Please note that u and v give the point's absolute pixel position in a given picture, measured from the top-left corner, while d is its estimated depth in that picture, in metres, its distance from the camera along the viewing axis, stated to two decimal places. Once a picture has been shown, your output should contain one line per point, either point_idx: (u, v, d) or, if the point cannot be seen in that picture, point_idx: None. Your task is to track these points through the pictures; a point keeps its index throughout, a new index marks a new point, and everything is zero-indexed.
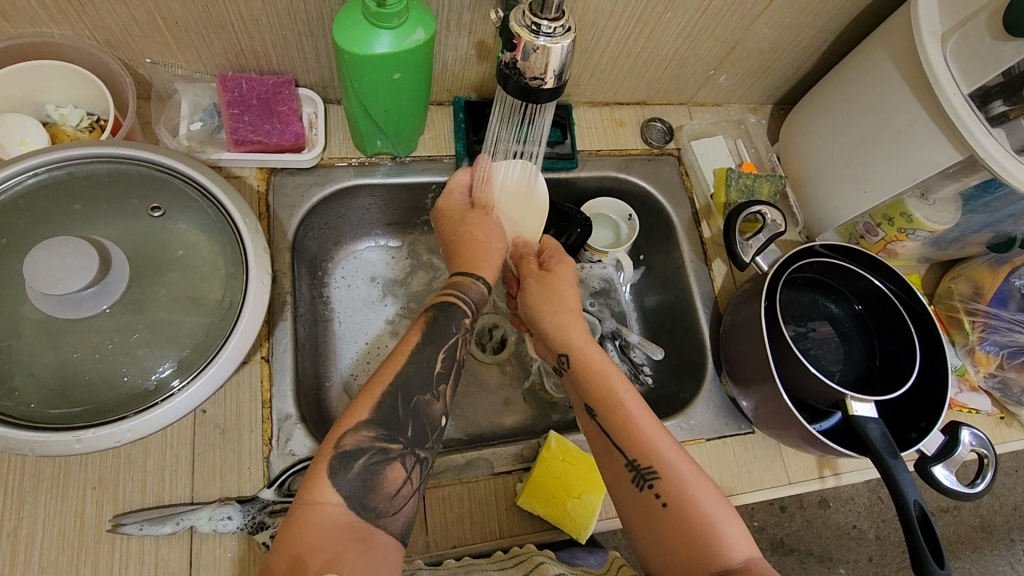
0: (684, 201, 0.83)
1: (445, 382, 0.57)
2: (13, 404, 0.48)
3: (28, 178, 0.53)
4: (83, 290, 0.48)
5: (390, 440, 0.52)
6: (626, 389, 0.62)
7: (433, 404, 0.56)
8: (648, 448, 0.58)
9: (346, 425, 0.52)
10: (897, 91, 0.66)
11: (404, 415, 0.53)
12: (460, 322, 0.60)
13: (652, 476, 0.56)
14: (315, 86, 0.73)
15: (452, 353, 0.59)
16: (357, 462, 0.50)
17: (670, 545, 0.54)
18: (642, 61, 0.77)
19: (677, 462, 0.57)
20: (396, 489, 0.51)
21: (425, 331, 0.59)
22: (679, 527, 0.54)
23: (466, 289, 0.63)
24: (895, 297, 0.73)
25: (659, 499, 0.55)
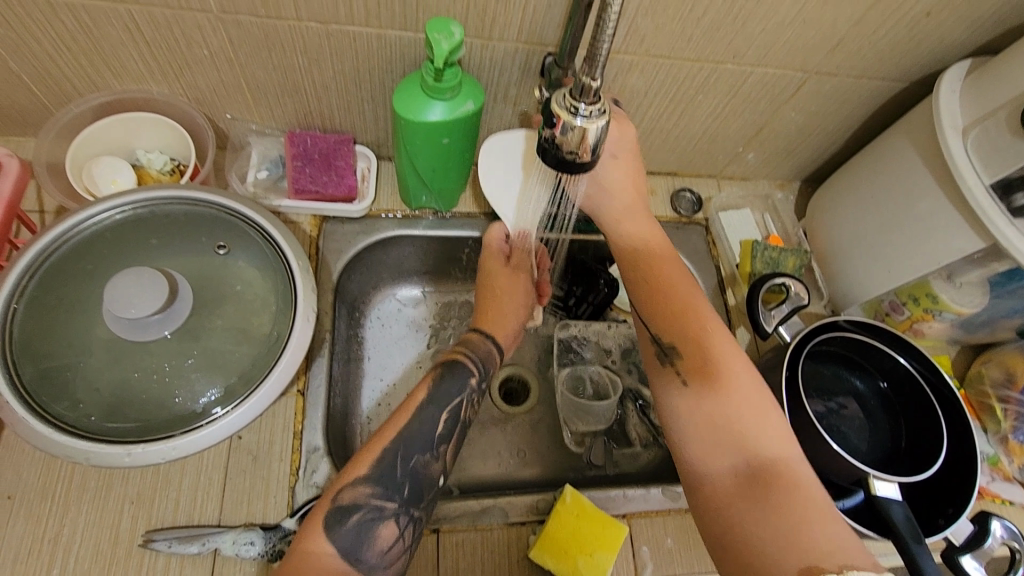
0: (709, 269, 0.86)
1: (446, 443, 0.61)
2: (76, 415, 0.53)
3: (116, 215, 0.60)
4: (150, 316, 0.53)
5: (386, 498, 0.56)
6: (667, 278, 0.70)
7: (431, 464, 0.59)
8: (671, 326, 0.67)
9: (346, 478, 0.56)
10: (920, 177, 0.69)
11: (401, 474, 0.57)
12: (466, 383, 0.65)
13: (674, 354, 0.65)
14: (371, 145, 0.80)
15: (456, 412, 0.63)
16: (352, 516, 0.54)
17: (694, 432, 0.60)
18: (674, 136, 0.82)
19: (705, 346, 0.65)
20: (388, 545, 0.54)
21: (430, 391, 0.63)
22: (703, 389, 0.62)
23: (475, 347, 0.70)
24: (920, 376, 0.73)
25: (680, 376, 0.64)
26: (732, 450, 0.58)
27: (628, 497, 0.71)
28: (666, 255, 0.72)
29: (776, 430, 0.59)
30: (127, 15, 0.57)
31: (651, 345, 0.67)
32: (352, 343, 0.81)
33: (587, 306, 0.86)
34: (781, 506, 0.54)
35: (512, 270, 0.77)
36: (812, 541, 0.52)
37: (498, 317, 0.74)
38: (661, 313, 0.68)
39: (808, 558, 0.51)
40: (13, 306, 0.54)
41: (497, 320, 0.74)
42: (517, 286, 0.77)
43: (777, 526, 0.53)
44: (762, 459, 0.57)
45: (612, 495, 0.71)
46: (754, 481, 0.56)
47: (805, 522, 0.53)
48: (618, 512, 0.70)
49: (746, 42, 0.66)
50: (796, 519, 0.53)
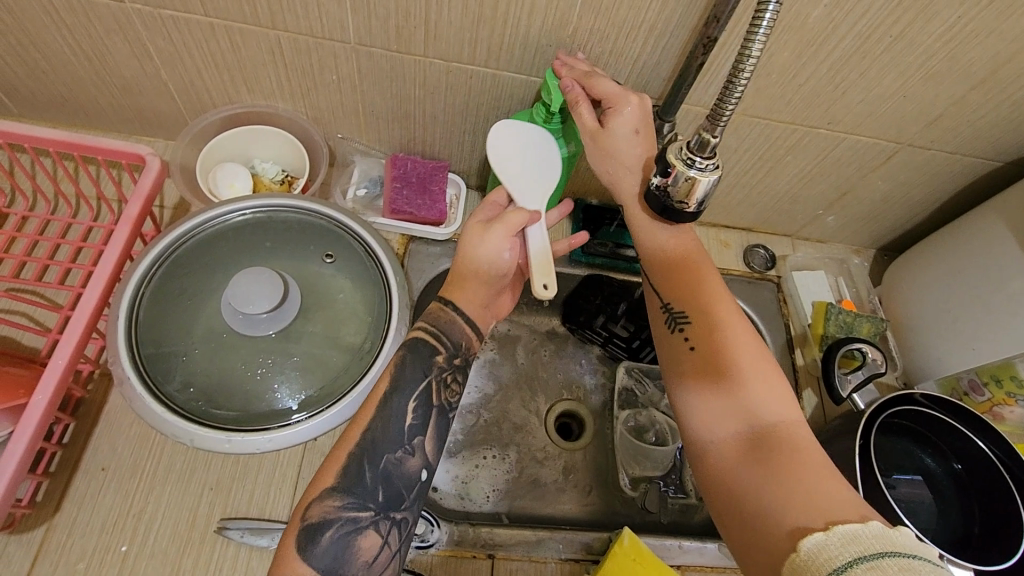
0: (780, 327, 0.86)
1: (419, 435, 0.55)
2: (185, 397, 0.56)
3: (239, 217, 0.65)
4: (261, 314, 0.56)
5: (360, 508, 0.50)
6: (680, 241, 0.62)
7: (407, 460, 0.54)
8: (683, 290, 0.60)
9: (313, 491, 0.51)
10: (1012, 258, 0.68)
11: (371, 480, 0.51)
12: (430, 362, 0.58)
13: (684, 320, 0.58)
14: (462, 173, 0.84)
15: (426, 398, 0.56)
16: (324, 535, 0.49)
17: (696, 393, 0.55)
18: (755, 192, 0.84)
19: (712, 308, 0.58)
20: (372, 557, 0.50)
21: (392, 377, 0.56)
22: (710, 354, 0.55)
23: (441, 322, 0.60)
24: (1000, 464, 0.70)
25: (687, 343, 0.57)
26: (738, 415, 0.52)
27: (684, 548, 0.71)
28: (698, 254, 0.63)
29: (787, 406, 0.52)
30: (274, 40, 0.63)
31: (659, 306, 0.61)
32: None
33: (652, 349, 0.86)
34: (787, 472, 0.47)
35: (485, 224, 0.63)
36: (827, 504, 0.44)
37: (464, 284, 0.62)
38: (675, 285, 0.60)
39: (812, 512, 0.44)
40: (142, 291, 0.60)
41: (459, 280, 0.62)
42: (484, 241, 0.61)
43: (789, 494, 0.46)
44: (768, 428, 0.51)
45: (669, 545, 0.71)
46: (760, 447, 0.50)
47: (824, 492, 0.46)
48: (673, 562, 0.70)
49: (843, 110, 0.68)
50: (810, 482, 0.46)
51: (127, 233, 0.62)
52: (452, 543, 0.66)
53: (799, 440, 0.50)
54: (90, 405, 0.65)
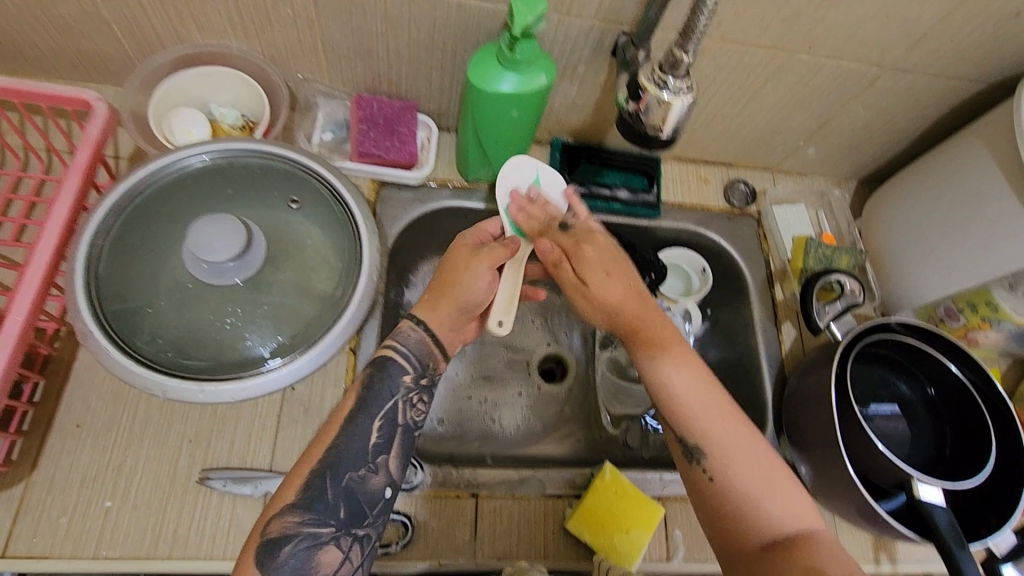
0: (759, 262, 0.86)
1: (383, 453, 0.56)
2: (154, 349, 0.55)
3: (196, 163, 0.62)
4: (226, 263, 0.54)
5: (320, 524, 0.52)
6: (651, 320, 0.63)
7: (371, 478, 0.55)
8: (692, 423, 0.58)
9: (274, 507, 0.52)
10: (993, 182, 0.67)
11: (332, 495, 0.53)
12: (398, 381, 0.59)
13: (701, 453, 0.57)
14: (432, 114, 0.81)
15: (392, 416, 0.58)
16: (283, 549, 0.50)
17: (708, 491, 0.57)
18: (735, 125, 0.82)
19: (725, 433, 0.58)
20: (334, 570, 0.52)
21: (360, 395, 0.58)
22: (726, 501, 0.56)
23: (405, 336, 0.61)
24: (972, 388, 0.72)
25: (706, 473, 0.57)
26: (757, 524, 0.54)
27: (664, 480, 0.72)
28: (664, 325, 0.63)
29: (794, 503, 0.55)
30: None
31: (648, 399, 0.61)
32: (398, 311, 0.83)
33: None
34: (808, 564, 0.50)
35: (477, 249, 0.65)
36: None
37: (436, 303, 0.62)
38: (661, 362, 0.61)
39: None
40: (100, 242, 0.57)
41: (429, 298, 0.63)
42: (474, 267, 0.63)
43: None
44: (787, 540, 0.53)
45: (649, 477, 0.72)
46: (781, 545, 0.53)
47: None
48: (654, 494, 0.71)
49: (825, 33, 0.65)
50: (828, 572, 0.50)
51: (78, 183, 0.59)
52: (435, 484, 0.67)
53: (819, 553, 0.52)
54: (59, 363, 0.64)
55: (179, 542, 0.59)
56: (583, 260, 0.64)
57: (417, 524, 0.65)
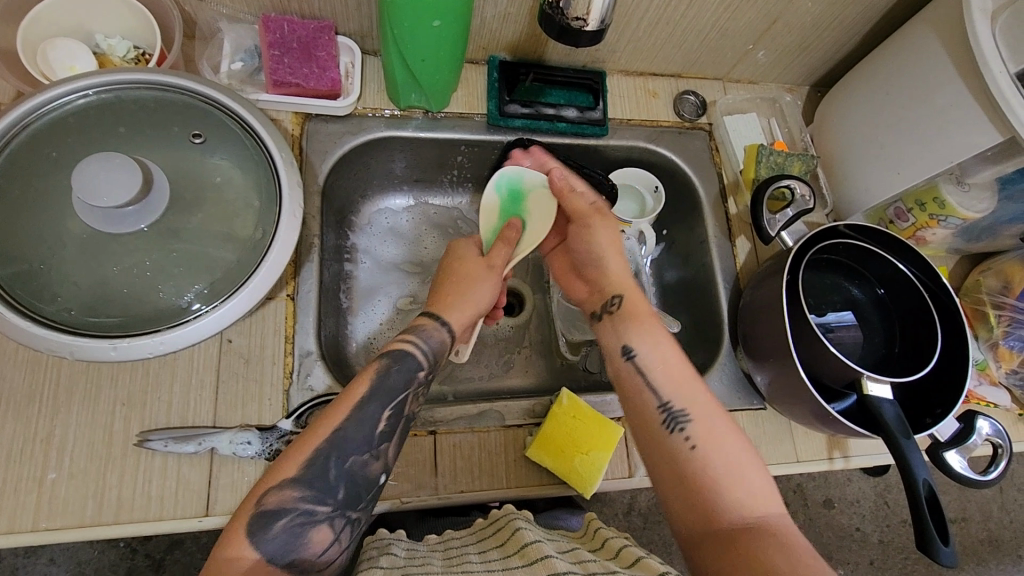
0: (712, 176, 0.83)
1: (387, 442, 0.55)
2: (55, 308, 0.50)
3: (78, 100, 0.55)
4: (125, 207, 0.49)
5: (317, 502, 0.50)
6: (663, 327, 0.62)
7: (372, 463, 0.53)
8: (684, 397, 0.57)
9: (269, 481, 0.50)
10: (942, 71, 0.65)
11: (335, 476, 0.51)
12: (414, 376, 0.57)
13: (684, 422, 0.55)
14: (354, 35, 0.74)
15: (400, 408, 0.56)
16: (278, 523, 0.48)
17: (679, 482, 0.53)
18: (680, 30, 0.77)
19: (714, 412, 0.56)
20: (323, 549, 0.50)
21: (373, 383, 0.55)
22: (704, 474, 0.53)
23: (424, 334, 0.59)
24: (919, 283, 0.72)
25: (688, 444, 0.54)
26: (732, 504, 0.51)
27: None
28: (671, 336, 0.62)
29: (772, 497, 0.52)
30: None
31: (653, 396, 0.57)
32: (340, 253, 0.79)
33: None
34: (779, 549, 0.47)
35: (490, 262, 0.65)
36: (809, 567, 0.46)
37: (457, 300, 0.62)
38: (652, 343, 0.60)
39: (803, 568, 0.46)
40: None
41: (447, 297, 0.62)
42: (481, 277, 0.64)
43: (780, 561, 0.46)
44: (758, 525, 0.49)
45: (609, 399, 0.72)
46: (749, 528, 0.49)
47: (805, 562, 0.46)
48: (613, 415, 0.71)
49: None
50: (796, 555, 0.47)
51: None
52: None
53: (785, 543, 0.48)
54: None
55: (124, 507, 0.57)
56: (572, 248, 0.70)
57: None
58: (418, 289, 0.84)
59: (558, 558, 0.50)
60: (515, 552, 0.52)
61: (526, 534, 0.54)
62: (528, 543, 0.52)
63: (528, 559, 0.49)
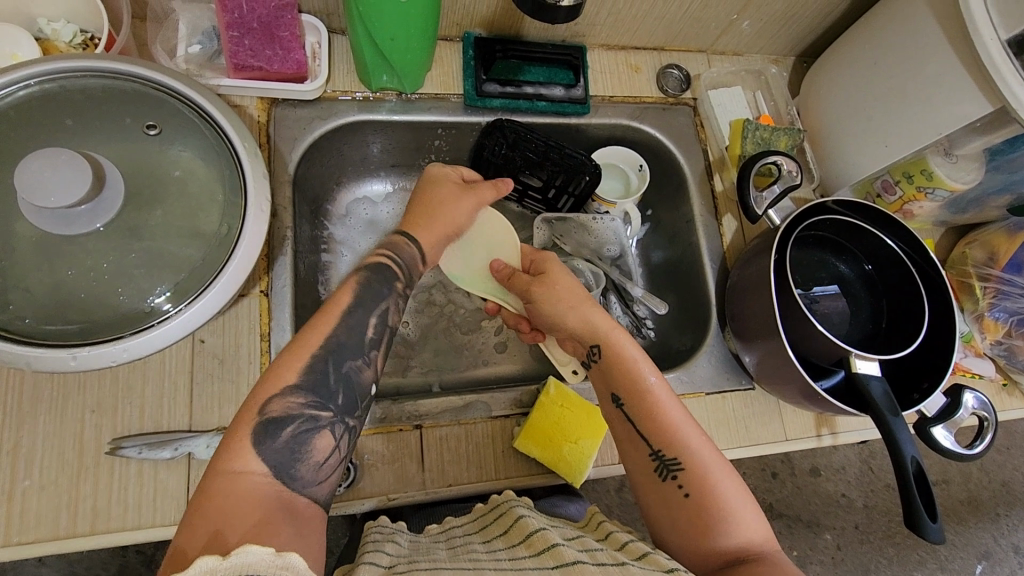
0: (697, 153, 0.81)
1: (376, 349, 0.55)
2: (8, 317, 0.47)
3: (19, 91, 0.50)
4: (76, 206, 0.46)
5: (319, 407, 0.49)
6: (648, 372, 0.61)
7: (364, 370, 0.53)
8: (674, 441, 0.56)
9: (269, 389, 0.49)
10: (931, 39, 0.63)
11: (334, 381, 0.51)
12: (392, 286, 0.59)
13: (677, 467, 0.55)
14: (319, 14, 0.70)
15: (384, 318, 0.57)
16: (284, 431, 0.47)
17: (675, 532, 0.54)
18: (662, 1, 0.74)
19: (704, 454, 0.56)
20: (325, 457, 0.48)
21: (357, 294, 0.56)
22: (700, 520, 0.53)
23: (400, 249, 0.63)
24: (907, 258, 0.72)
25: (682, 490, 0.54)
26: (731, 543, 0.52)
27: None
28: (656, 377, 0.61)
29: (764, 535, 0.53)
30: None
31: (645, 446, 0.57)
32: (316, 244, 0.76)
33: (568, 197, 0.81)
34: None
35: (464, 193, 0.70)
36: None
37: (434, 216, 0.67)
38: (637, 391, 0.59)
39: None
40: None
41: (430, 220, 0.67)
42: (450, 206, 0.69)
43: None
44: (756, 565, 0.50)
45: None
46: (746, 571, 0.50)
47: None
48: None
49: None
50: None
51: None
52: (377, 421, 0.64)
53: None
54: None
55: (99, 517, 0.55)
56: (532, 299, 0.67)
57: (361, 464, 0.62)
58: None
59: (566, 546, 0.49)
60: (519, 543, 0.51)
61: (530, 521, 0.53)
62: (533, 533, 0.51)
63: (537, 549, 0.48)
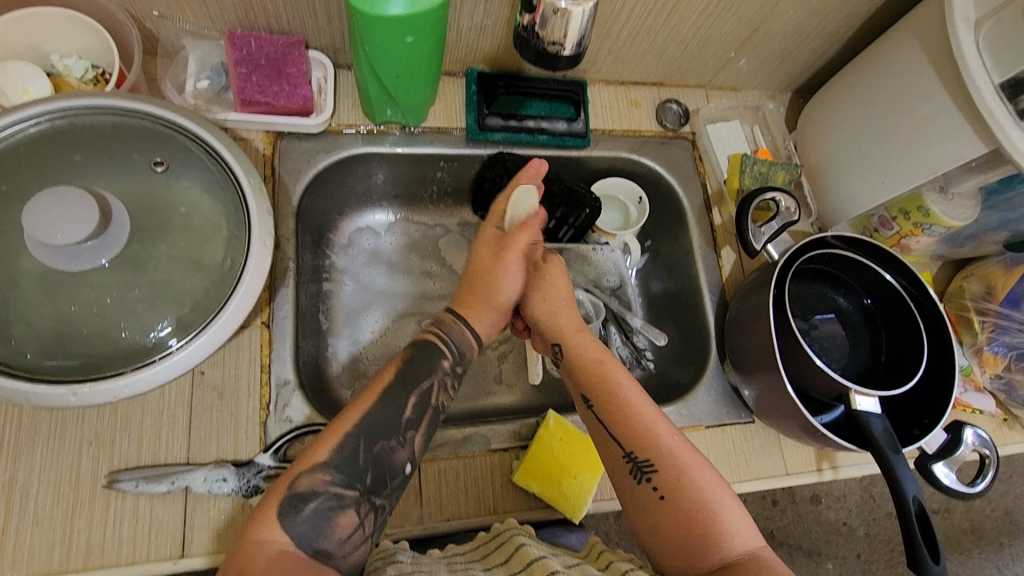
0: (696, 186, 0.82)
1: (413, 429, 0.55)
2: (9, 352, 0.47)
3: (28, 128, 0.51)
4: (82, 243, 0.47)
5: (346, 486, 0.51)
6: (617, 374, 0.62)
7: (397, 450, 0.54)
8: (646, 441, 0.58)
9: (299, 466, 0.51)
10: (925, 81, 0.64)
11: (363, 461, 0.52)
12: (437, 364, 0.59)
13: (650, 468, 0.57)
14: (326, 50, 0.72)
15: (427, 395, 0.57)
16: (308, 505, 0.49)
17: (654, 535, 0.55)
18: (661, 40, 0.76)
19: (676, 452, 0.57)
20: (348, 535, 0.49)
21: (399, 372, 0.57)
22: (677, 521, 0.54)
23: (449, 330, 0.63)
24: (905, 293, 0.72)
25: (657, 492, 0.56)
26: (711, 544, 0.53)
27: None
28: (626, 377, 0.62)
29: (747, 532, 0.54)
30: None
31: (619, 450, 0.59)
32: (318, 273, 0.77)
33: (568, 228, 0.81)
34: None
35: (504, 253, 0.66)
36: None
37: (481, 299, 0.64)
38: (604, 392, 0.61)
39: None
40: None
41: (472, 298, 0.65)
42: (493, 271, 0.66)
43: None
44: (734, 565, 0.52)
45: None
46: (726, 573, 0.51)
47: None
48: None
49: None
50: None
51: None
52: None
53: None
54: None
55: (93, 552, 0.54)
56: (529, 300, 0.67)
57: None
58: (410, 306, 0.81)
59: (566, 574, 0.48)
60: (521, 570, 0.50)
61: (530, 550, 0.53)
62: (534, 561, 0.51)
63: None
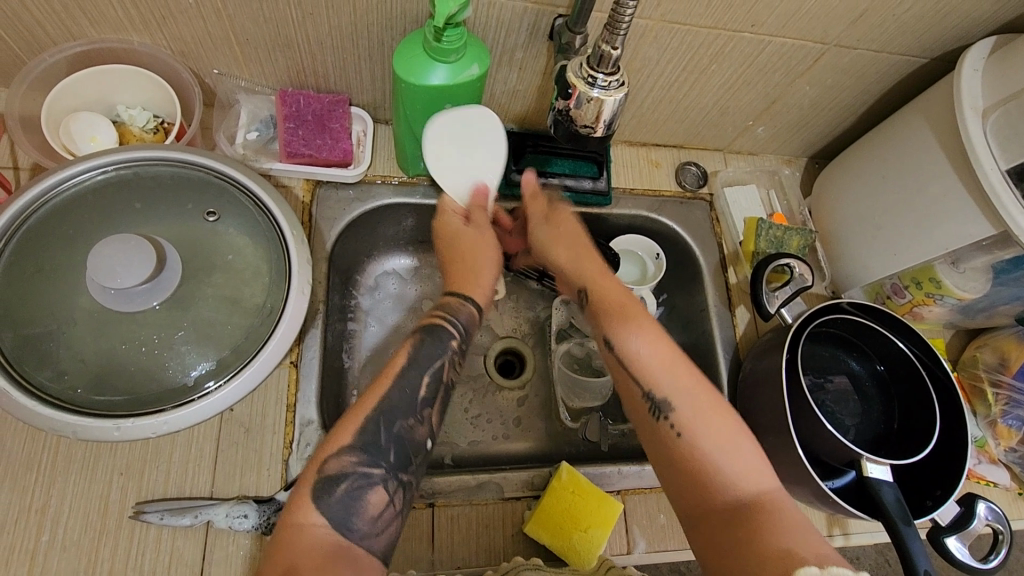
0: (712, 245, 0.85)
1: (429, 407, 0.58)
2: (62, 386, 0.50)
3: (97, 176, 0.56)
4: (138, 286, 0.50)
5: (372, 465, 0.54)
6: (637, 316, 0.65)
7: (416, 428, 0.57)
8: (660, 382, 0.60)
9: (328, 449, 0.54)
10: (935, 160, 0.67)
11: (385, 441, 0.55)
12: (448, 345, 0.62)
13: (667, 408, 0.59)
14: (367, 106, 0.76)
15: (438, 374, 0.60)
16: (339, 487, 0.52)
17: (671, 470, 0.57)
18: (683, 108, 0.80)
19: (693, 393, 0.59)
20: (379, 512, 0.53)
21: (410, 354, 0.60)
22: (690, 459, 0.56)
23: (455, 310, 0.66)
24: (919, 362, 0.73)
25: (674, 430, 0.58)
26: (725, 485, 0.55)
27: (623, 473, 0.71)
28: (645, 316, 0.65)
29: (763, 476, 0.55)
30: None
31: (637, 391, 0.61)
32: (345, 313, 0.80)
33: None
34: (768, 537, 0.50)
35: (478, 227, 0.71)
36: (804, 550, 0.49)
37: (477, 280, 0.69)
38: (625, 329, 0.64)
39: (799, 546, 0.49)
40: None
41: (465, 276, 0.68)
42: (486, 248, 0.71)
43: (770, 543, 0.49)
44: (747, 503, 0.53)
45: (607, 472, 0.71)
46: (743, 516, 0.52)
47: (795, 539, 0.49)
48: (613, 488, 0.71)
49: (766, 9, 0.63)
50: (788, 537, 0.50)
51: None
52: None
53: (774, 518, 0.52)
54: None
55: None
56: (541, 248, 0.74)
57: None
58: None
59: None
60: None
61: None
62: None
63: None
